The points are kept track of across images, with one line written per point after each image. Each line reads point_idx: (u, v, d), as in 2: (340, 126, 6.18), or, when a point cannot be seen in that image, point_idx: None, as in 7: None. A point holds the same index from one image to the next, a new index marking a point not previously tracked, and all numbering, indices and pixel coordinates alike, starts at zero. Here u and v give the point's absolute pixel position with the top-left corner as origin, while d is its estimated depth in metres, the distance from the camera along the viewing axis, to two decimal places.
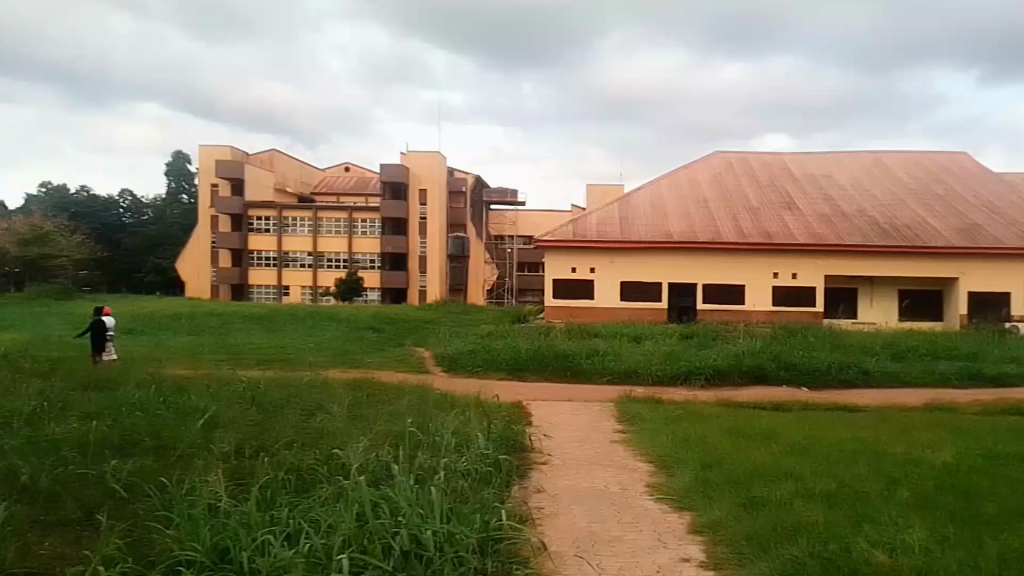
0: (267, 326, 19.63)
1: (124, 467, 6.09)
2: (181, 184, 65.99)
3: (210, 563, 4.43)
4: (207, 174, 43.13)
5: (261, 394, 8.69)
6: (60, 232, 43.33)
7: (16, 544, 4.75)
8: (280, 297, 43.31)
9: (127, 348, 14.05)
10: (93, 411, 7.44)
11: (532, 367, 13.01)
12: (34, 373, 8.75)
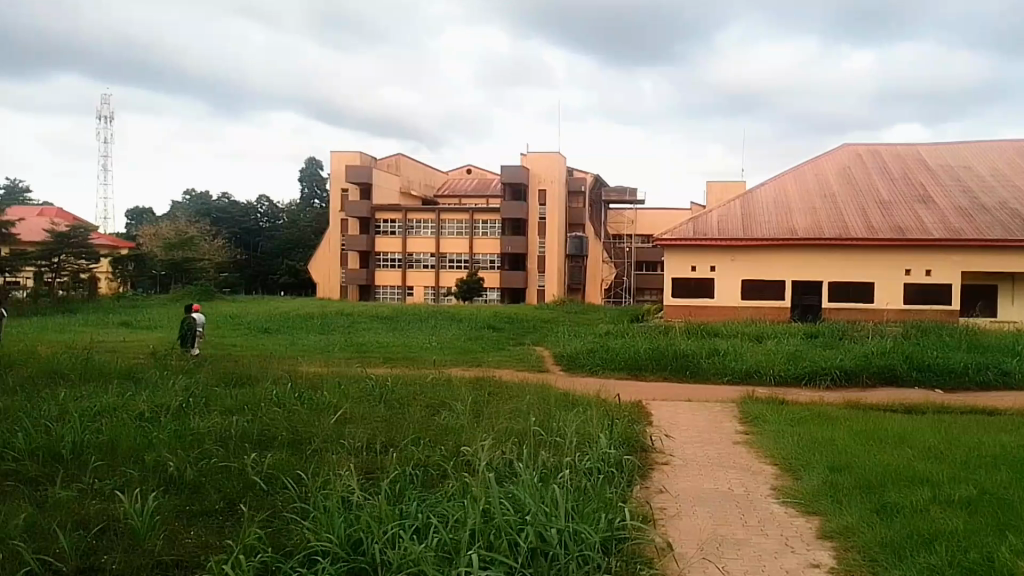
0: (394, 325, 20.38)
1: (263, 460, 6.53)
2: (314, 190, 69.35)
3: (344, 554, 4.70)
4: (337, 180, 45.19)
5: (387, 392, 9.05)
6: (205, 238, 46.68)
7: (164, 534, 5.19)
8: (405, 297, 44.85)
9: (265, 346, 14.98)
10: (234, 405, 8.00)
11: (651, 366, 12.89)
12: (182, 370, 9.45)
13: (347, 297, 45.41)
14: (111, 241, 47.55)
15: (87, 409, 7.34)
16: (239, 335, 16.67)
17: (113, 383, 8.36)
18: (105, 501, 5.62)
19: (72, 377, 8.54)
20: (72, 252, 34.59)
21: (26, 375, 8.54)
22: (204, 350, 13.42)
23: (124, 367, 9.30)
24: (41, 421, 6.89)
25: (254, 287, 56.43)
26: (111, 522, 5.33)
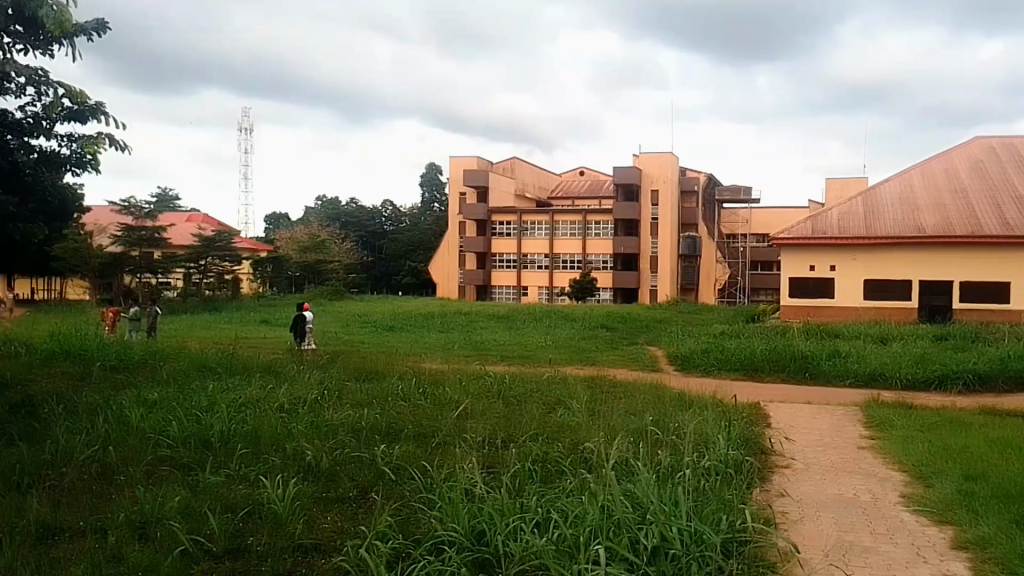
0: (511, 325, 20.80)
1: (391, 451, 6.88)
2: (433, 194, 71.36)
3: (469, 544, 4.91)
4: (456, 184, 46.23)
5: (507, 389, 9.32)
6: (334, 241, 48.96)
7: (304, 519, 5.58)
8: (520, 297, 45.53)
9: (392, 343, 15.66)
10: (363, 399, 8.44)
11: (768, 367, 12.64)
12: (316, 365, 10.03)
13: (465, 297, 46.53)
14: (252, 245, 50.75)
15: (233, 400, 7.92)
16: (370, 334, 17.52)
17: (255, 377, 8.98)
18: (250, 486, 6.08)
19: (219, 371, 9.23)
20: (218, 256, 36.29)
21: (180, 368, 9.29)
22: (334, 347, 14.16)
23: (264, 362, 9.95)
24: (192, 410, 7.50)
25: (378, 287, 58.71)
26: (254, 506, 5.76)
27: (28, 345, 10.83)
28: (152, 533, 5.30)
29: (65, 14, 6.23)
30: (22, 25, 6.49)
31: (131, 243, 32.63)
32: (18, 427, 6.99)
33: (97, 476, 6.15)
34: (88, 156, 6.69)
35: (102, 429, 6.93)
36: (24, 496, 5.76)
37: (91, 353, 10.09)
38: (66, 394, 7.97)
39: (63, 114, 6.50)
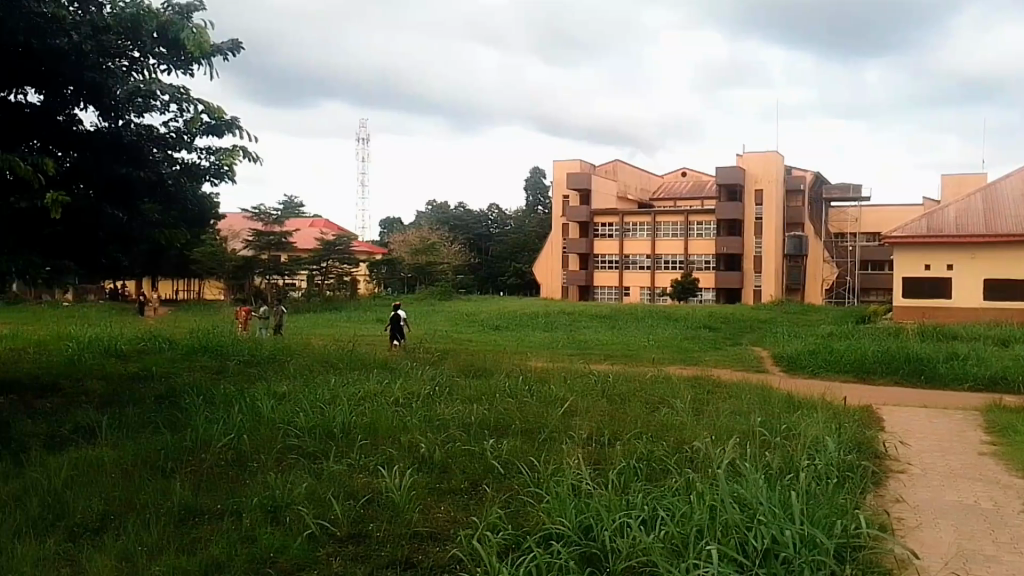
0: (613, 325, 20.85)
1: (500, 446, 7.14)
2: (537, 198, 72.28)
3: (577, 537, 5.06)
4: (559, 187, 46.81)
5: (612, 387, 9.44)
6: (444, 244, 50.32)
7: (420, 508, 5.87)
8: (622, 297, 45.56)
9: (502, 342, 16.08)
10: (472, 395, 8.75)
11: (879, 369, 12.24)
12: (428, 362, 10.43)
13: (568, 297, 46.96)
14: (370, 250, 53.29)
15: (353, 394, 8.38)
16: (479, 333, 18.01)
17: (373, 372, 9.44)
18: (370, 475, 6.45)
19: (340, 365, 9.77)
20: (338, 260, 38.26)
21: (304, 363, 9.87)
22: (444, 345, 14.66)
23: (380, 359, 10.43)
24: (316, 403, 7.98)
25: (483, 288, 59.86)
26: (373, 494, 6.11)
27: (170, 340, 11.76)
28: (283, 517, 5.71)
29: (203, 35, 6.75)
30: (166, 47, 7.09)
31: (261, 248, 35.11)
32: (164, 416, 7.65)
33: (233, 463, 6.67)
34: (225, 167, 7.24)
35: (237, 419, 7.50)
36: (170, 479, 6.31)
37: (226, 348, 10.86)
38: (204, 386, 8.64)
39: (202, 129, 7.06)
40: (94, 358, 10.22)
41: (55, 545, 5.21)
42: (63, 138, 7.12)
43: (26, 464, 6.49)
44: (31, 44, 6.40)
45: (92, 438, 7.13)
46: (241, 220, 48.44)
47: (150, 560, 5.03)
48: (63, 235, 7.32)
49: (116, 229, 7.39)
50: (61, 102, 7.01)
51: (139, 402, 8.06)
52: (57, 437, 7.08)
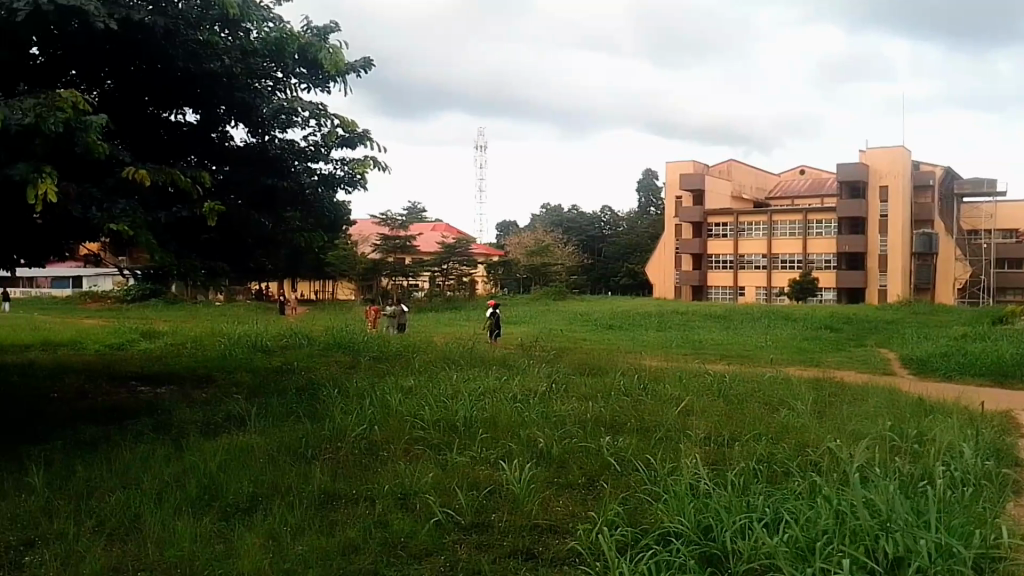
0: (730, 325, 20.56)
1: (617, 444, 7.32)
2: (651, 198, 71.82)
3: (696, 537, 5.17)
4: (672, 187, 46.44)
5: (727, 388, 9.41)
6: (558, 245, 50.80)
7: (538, 501, 6.14)
8: (737, 297, 44.58)
9: (618, 341, 16.21)
10: (588, 393, 8.96)
11: (1018, 374, 11.55)
12: (544, 360, 10.71)
13: (682, 297, 46.36)
14: (487, 252, 54.47)
15: (474, 389, 8.77)
16: (594, 332, 18.22)
17: (492, 369, 9.81)
18: (491, 467, 6.79)
19: (462, 362, 10.21)
20: (458, 262, 39.32)
21: (428, 360, 10.36)
22: (559, 343, 14.94)
23: (499, 357, 10.78)
24: (440, 398, 8.41)
25: (597, 288, 59.96)
26: (495, 486, 6.43)
27: (307, 337, 12.59)
28: (412, 504, 6.12)
29: (337, 56, 7.48)
30: (305, 67, 7.76)
31: (388, 249, 36.80)
32: (303, 407, 8.27)
33: (365, 451, 7.17)
34: (357, 176, 7.79)
35: (368, 411, 8.02)
36: (310, 465, 6.86)
37: (357, 345, 11.54)
38: (339, 380, 9.26)
39: (337, 142, 7.62)
40: (241, 353, 11.11)
41: (211, 522, 5.80)
42: (216, 153, 7.89)
43: (186, 448, 7.21)
44: (190, 69, 7.08)
45: (241, 426, 7.82)
46: (371, 225, 50.72)
47: (293, 540, 5.52)
48: (216, 240, 8.08)
49: (261, 234, 8.08)
50: (214, 121, 7.77)
51: (281, 394, 8.74)
52: (211, 424, 7.81)
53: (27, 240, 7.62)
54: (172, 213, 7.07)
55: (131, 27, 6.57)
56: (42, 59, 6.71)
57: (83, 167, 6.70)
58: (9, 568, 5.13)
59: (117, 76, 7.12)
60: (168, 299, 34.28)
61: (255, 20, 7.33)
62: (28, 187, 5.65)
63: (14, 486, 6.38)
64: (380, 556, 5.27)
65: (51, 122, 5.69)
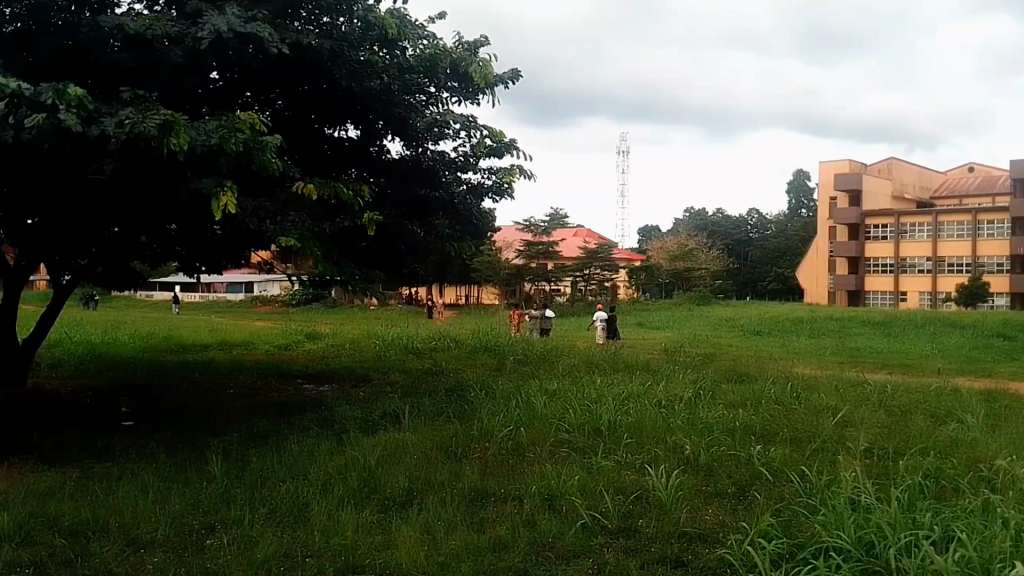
0: (890, 332, 19.41)
1: (768, 453, 7.15)
2: (802, 201, 69.68)
3: (857, 553, 4.97)
4: (828, 188, 44.81)
5: (889, 398, 8.97)
6: (702, 249, 49.88)
7: (687, 509, 6.11)
8: (897, 302, 42.03)
9: (769, 346, 15.71)
10: (736, 400, 8.77)
11: None
12: (691, 366, 10.58)
13: (836, 303, 44.55)
14: (629, 258, 54.14)
15: (618, 394, 8.81)
16: (745, 338, 17.74)
17: (636, 374, 9.78)
18: (637, 473, 6.80)
19: (606, 367, 10.24)
20: (600, 267, 39.52)
21: (573, 363, 10.49)
22: (706, 349, 14.69)
23: (644, 362, 10.75)
24: (584, 401, 8.51)
25: (743, 293, 58.25)
26: (642, 491, 6.45)
27: (456, 339, 13.04)
28: (559, 505, 6.24)
29: (487, 69, 7.77)
30: (457, 81, 8.14)
31: (531, 254, 37.38)
32: (453, 406, 8.61)
33: (512, 451, 7.38)
34: (505, 185, 8.12)
35: (515, 413, 8.23)
36: (461, 463, 7.14)
37: (504, 348, 11.83)
38: (485, 382, 9.54)
39: (486, 152, 8.07)
40: (395, 354, 11.67)
41: (371, 514, 6.16)
42: (374, 165, 8.38)
43: (347, 442, 7.69)
44: (353, 87, 7.54)
45: (397, 423, 8.23)
46: (516, 232, 51.73)
47: (447, 534, 5.77)
48: (373, 247, 8.60)
49: (415, 241, 8.52)
50: (373, 135, 8.23)
51: (433, 394, 9.12)
52: (369, 421, 8.27)
53: (207, 250, 8.35)
54: (336, 223, 7.57)
55: (300, 50, 7.11)
56: (221, 83, 7.23)
57: (256, 182, 7.29)
58: (194, 548, 5.66)
59: (286, 96, 7.68)
60: (331, 303, 36.38)
61: (410, 38, 7.72)
62: (213, 199, 6.20)
63: (197, 473, 7.02)
64: (529, 555, 5.42)
65: (232, 142, 6.28)
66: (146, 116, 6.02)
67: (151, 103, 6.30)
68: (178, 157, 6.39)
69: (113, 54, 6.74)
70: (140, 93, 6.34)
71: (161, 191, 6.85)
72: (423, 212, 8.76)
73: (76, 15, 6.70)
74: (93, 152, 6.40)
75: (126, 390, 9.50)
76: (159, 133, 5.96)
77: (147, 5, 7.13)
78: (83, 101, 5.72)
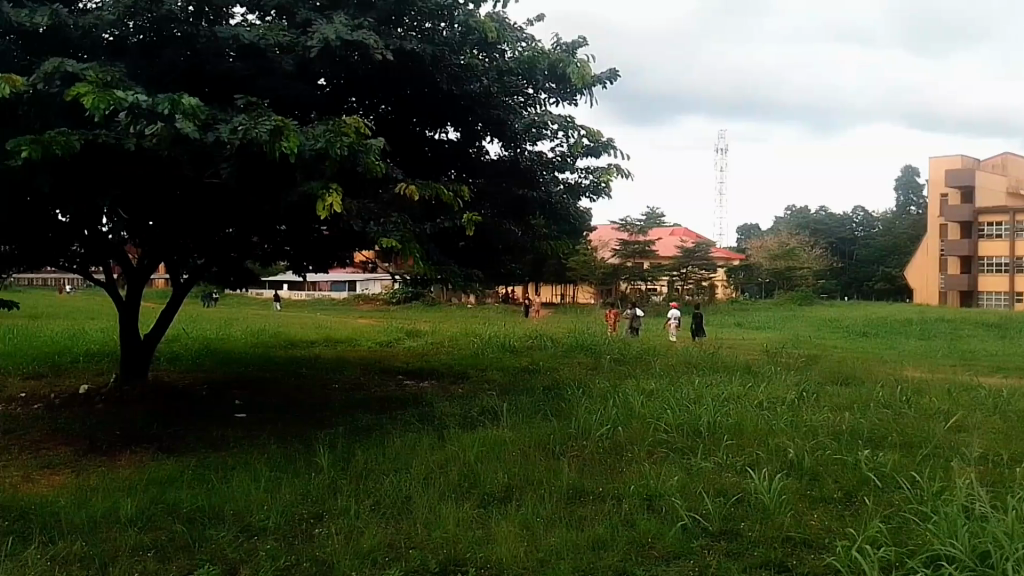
0: (1010, 334, 18.42)
1: (876, 458, 6.93)
2: (910, 197, 67.20)
3: (972, 562, 4.78)
4: (936, 186, 43.06)
5: (1006, 403, 8.54)
6: (802, 247, 48.65)
7: (791, 513, 5.99)
8: (1014, 303, 39.73)
9: (880, 348, 15.19)
10: (841, 403, 8.54)
11: None
12: (794, 367, 10.35)
13: (948, 303, 42.71)
14: (727, 258, 53.01)
15: (717, 395, 8.70)
16: (856, 339, 17.27)
17: (735, 375, 9.63)
18: (738, 475, 6.70)
19: (704, 367, 10.14)
20: (698, 266, 38.99)
21: (671, 363, 10.42)
22: (809, 350, 14.29)
23: (744, 363, 10.56)
24: (682, 402, 8.44)
25: (848, 292, 56.51)
26: (744, 494, 6.34)
27: (552, 338, 13.11)
28: (658, 506, 6.21)
29: (585, 69, 7.79)
30: (555, 82, 8.24)
31: (626, 254, 37.11)
32: (550, 405, 8.68)
33: (609, 451, 7.39)
34: (602, 184, 8.15)
35: (612, 412, 8.24)
36: (559, 461, 7.19)
37: (600, 347, 11.85)
38: (582, 380, 9.58)
39: (583, 152, 8.11)
40: (492, 353, 11.83)
41: (471, 508, 6.30)
42: (473, 166, 8.56)
43: (447, 438, 7.87)
44: (453, 90, 7.69)
45: (495, 420, 8.36)
46: (613, 231, 51.55)
47: (545, 531, 5.83)
48: (471, 246, 8.77)
49: (512, 240, 8.65)
50: (472, 137, 8.43)
51: (530, 392, 9.21)
52: (467, 418, 8.43)
53: (313, 249, 8.65)
54: (436, 224, 7.76)
55: (404, 56, 7.31)
56: (329, 89, 7.53)
57: (361, 184, 7.52)
58: (303, 536, 5.92)
59: (389, 101, 7.91)
60: (430, 302, 37.10)
61: (509, 41, 7.84)
62: (319, 200, 6.39)
63: (305, 464, 7.31)
64: (629, 554, 5.43)
65: (338, 146, 6.49)
66: (258, 122, 6.28)
67: (262, 110, 6.56)
68: (288, 161, 6.65)
69: (228, 63, 6.97)
70: (253, 100, 6.63)
71: (271, 194, 7.13)
72: (521, 212, 8.89)
73: (193, 26, 6.86)
74: (209, 158, 6.71)
75: (238, 384, 9.95)
76: (270, 138, 6.22)
77: (258, 16, 7.30)
78: (197, 110, 6.01)
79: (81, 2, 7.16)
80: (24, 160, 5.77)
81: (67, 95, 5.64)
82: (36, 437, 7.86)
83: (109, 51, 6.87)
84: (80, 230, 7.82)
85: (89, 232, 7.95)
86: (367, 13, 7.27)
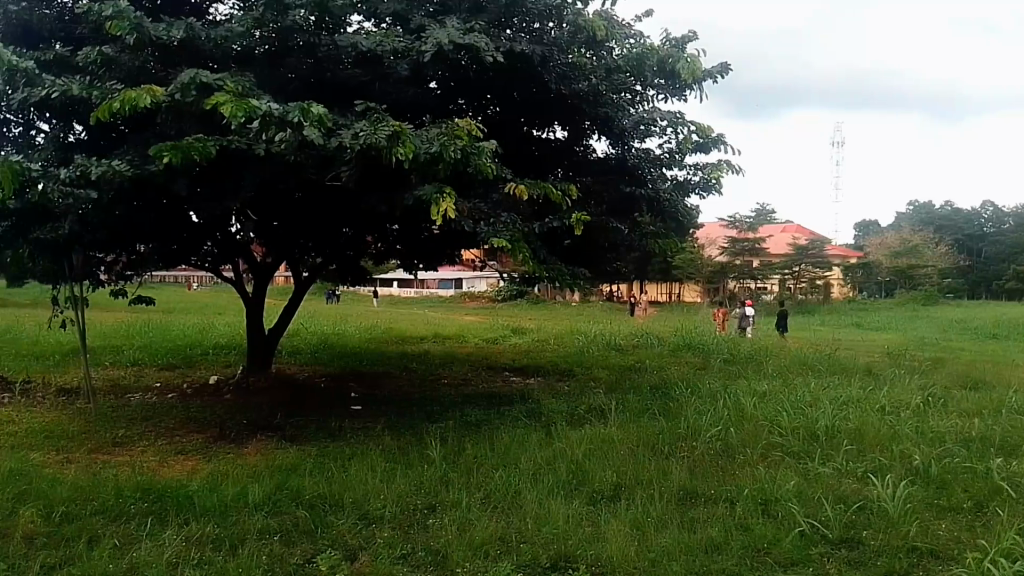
0: None
1: (1009, 467, 6.58)
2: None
3: None
4: None
5: None
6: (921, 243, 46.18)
7: (918, 522, 5.75)
8: None
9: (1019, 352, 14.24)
10: (971, 409, 8.12)
11: None
12: (919, 371, 9.88)
13: None
14: (841, 255, 50.77)
15: (834, 397, 8.44)
16: (993, 342, 16.29)
17: (853, 377, 9.30)
18: (859, 481, 6.50)
19: (821, 369, 9.83)
20: (812, 264, 37.69)
21: (785, 364, 10.15)
22: (937, 354, 13.56)
23: (863, 365, 10.19)
24: (797, 404, 8.23)
25: (974, 291, 53.11)
26: (866, 501, 6.13)
27: (660, 338, 12.97)
28: (774, 511, 6.07)
29: (695, 63, 7.71)
30: (663, 78, 8.18)
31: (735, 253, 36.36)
32: (658, 404, 8.63)
33: (721, 452, 7.30)
34: (712, 181, 8.03)
35: (723, 413, 8.12)
36: (669, 461, 7.15)
37: (709, 347, 11.65)
38: (692, 380, 9.46)
39: (693, 149, 8.00)
40: (598, 351, 11.84)
41: (581, 506, 6.33)
42: (579, 164, 8.65)
43: (555, 434, 7.94)
44: (562, 90, 7.71)
45: (602, 418, 8.36)
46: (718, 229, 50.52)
47: (657, 531, 5.81)
48: (578, 245, 8.80)
49: (619, 239, 8.62)
50: (580, 135, 8.46)
51: (638, 391, 9.17)
52: (575, 415, 8.48)
53: (424, 247, 8.87)
54: (545, 224, 7.81)
55: (515, 58, 7.38)
56: (441, 92, 7.70)
57: (472, 185, 7.65)
58: (419, 525, 6.09)
59: (498, 101, 8.00)
60: (531, 299, 37.34)
61: (617, 38, 7.84)
62: (432, 204, 6.52)
63: (419, 456, 7.52)
64: (744, 559, 5.34)
65: (453, 150, 6.60)
66: (377, 128, 6.46)
67: (381, 114, 6.75)
68: (404, 165, 6.80)
69: (347, 70, 7.23)
70: (370, 106, 6.83)
71: (387, 196, 7.34)
72: (629, 209, 8.86)
73: (316, 35, 7.12)
74: (331, 161, 6.95)
75: (352, 378, 10.31)
76: (388, 143, 6.38)
77: (374, 23, 7.53)
78: (324, 119, 6.21)
79: (212, 15, 7.55)
80: (165, 165, 6.13)
81: (206, 105, 5.95)
82: (170, 425, 8.37)
83: (238, 61, 7.23)
84: (210, 231, 8.27)
85: (217, 233, 8.39)
86: (479, 16, 7.39)
